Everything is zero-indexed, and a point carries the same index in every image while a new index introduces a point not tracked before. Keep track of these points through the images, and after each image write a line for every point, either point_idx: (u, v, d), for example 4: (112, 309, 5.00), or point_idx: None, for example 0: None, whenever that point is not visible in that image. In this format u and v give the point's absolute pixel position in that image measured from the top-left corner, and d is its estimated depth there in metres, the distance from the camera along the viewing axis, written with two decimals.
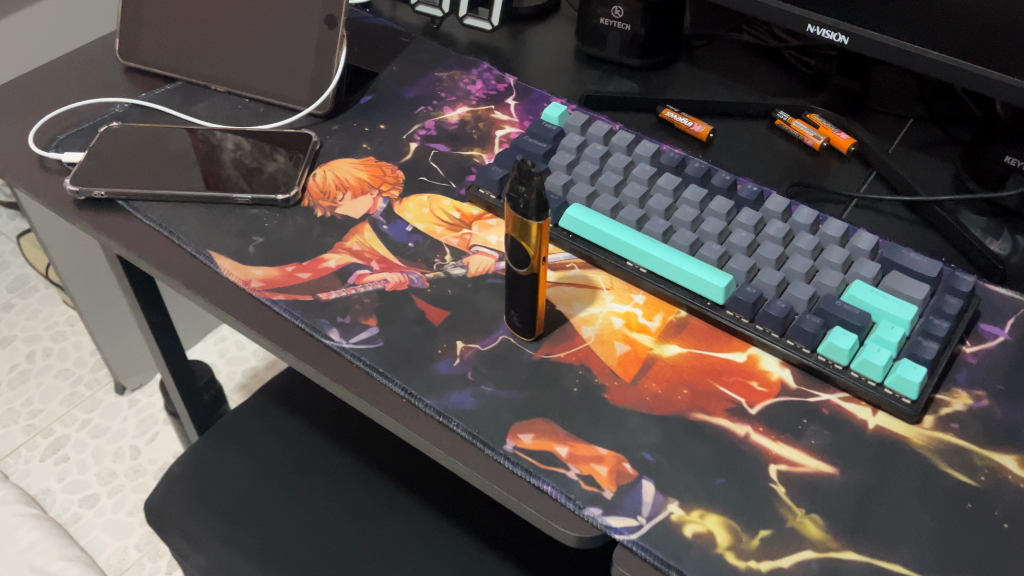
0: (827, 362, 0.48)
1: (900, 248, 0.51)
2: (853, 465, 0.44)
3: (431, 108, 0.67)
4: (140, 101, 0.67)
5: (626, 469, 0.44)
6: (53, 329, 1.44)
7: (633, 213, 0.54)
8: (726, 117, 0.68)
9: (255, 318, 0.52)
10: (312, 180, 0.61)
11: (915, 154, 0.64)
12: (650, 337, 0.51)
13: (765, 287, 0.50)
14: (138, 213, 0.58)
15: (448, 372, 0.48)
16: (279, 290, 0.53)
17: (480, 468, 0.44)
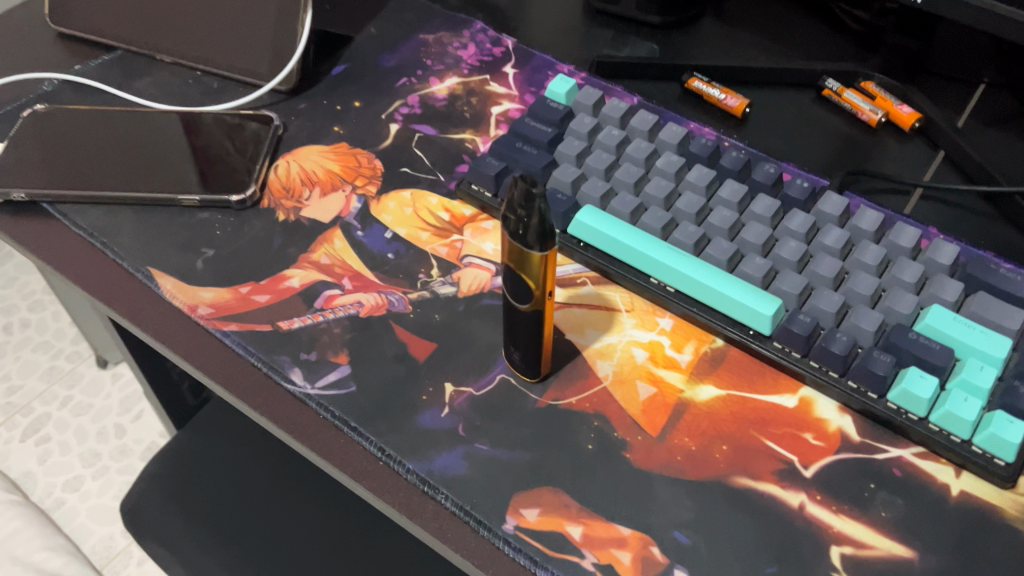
0: (899, 411, 0.39)
1: (988, 262, 0.42)
2: (933, 543, 0.36)
3: (415, 79, 0.57)
4: (72, 76, 0.57)
5: (653, 556, 0.35)
6: (31, 298, 1.22)
7: (658, 218, 0.45)
8: (761, 87, 0.58)
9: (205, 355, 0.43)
10: (273, 174, 0.52)
11: (990, 129, 0.54)
12: (680, 375, 0.42)
13: (821, 314, 0.41)
14: (66, 219, 0.49)
15: (433, 426, 0.40)
16: (230, 319, 0.44)
17: (474, 556, 0.36)
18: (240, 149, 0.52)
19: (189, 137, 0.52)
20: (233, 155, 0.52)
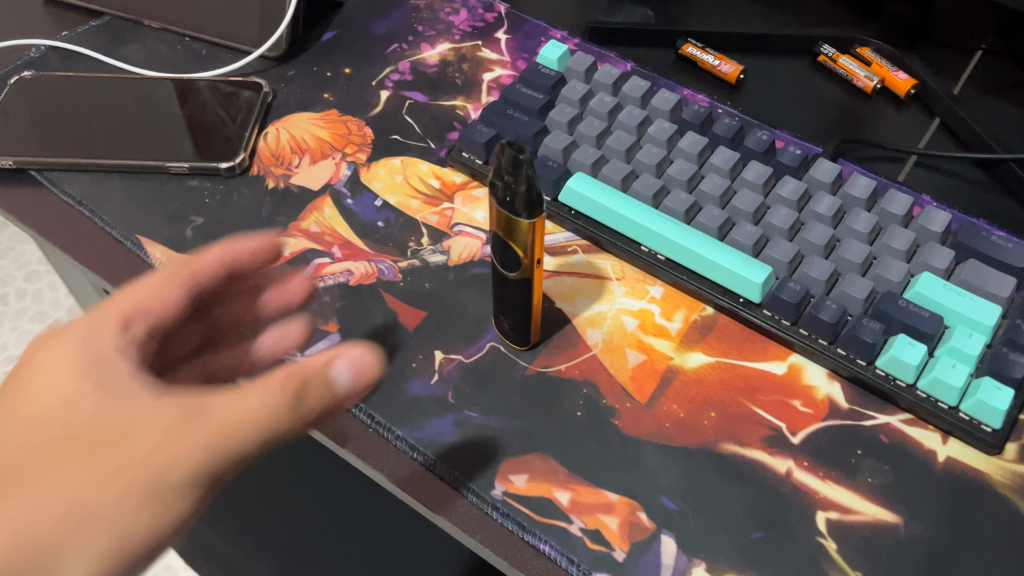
0: (887, 378, 0.39)
1: (980, 230, 0.42)
2: (920, 509, 0.36)
3: (406, 45, 0.57)
4: (58, 42, 0.56)
5: (641, 521, 0.36)
6: (26, 268, 1.19)
7: (649, 185, 0.44)
8: (756, 53, 0.57)
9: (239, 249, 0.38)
10: (263, 141, 0.51)
11: (987, 97, 0.53)
12: (670, 342, 0.42)
13: (811, 282, 0.41)
14: (54, 186, 0.48)
15: (423, 395, 0.40)
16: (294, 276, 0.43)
17: (462, 521, 0.36)
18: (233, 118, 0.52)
19: (176, 106, 0.52)
20: (227, 122, 0.52)
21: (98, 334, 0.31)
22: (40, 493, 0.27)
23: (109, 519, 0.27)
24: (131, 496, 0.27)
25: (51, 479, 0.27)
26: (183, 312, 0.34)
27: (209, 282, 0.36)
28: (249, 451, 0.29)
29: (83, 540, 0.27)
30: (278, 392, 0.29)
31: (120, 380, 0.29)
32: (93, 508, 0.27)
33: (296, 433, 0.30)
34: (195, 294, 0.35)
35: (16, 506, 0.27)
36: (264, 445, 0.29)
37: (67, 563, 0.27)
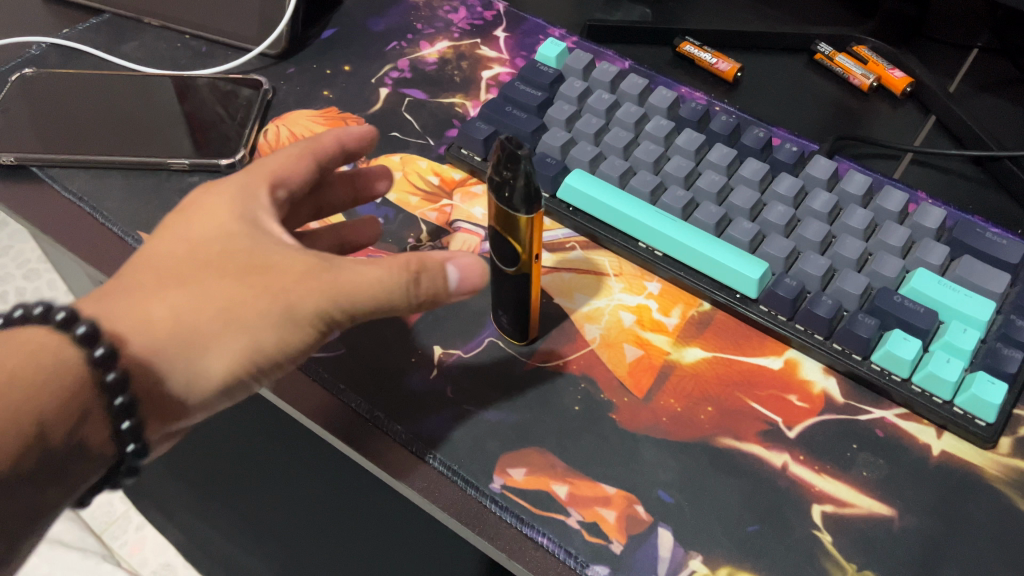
0: (882, 373, 0.39)
1: (975, 226, 0.42)
2: (914, 503, 0.36)
3: (405, 43, 0.57)
4: (60, 40, 0.57)
5: (638, 514, 0.36)
6: (26, 266, 1.16)
7: (647, 181, 0.45)
8: (753, 52, 0.57)
9: (349, 136, 0.41)
10: (263, 138, 0.51)
11: (982, 95, 0.54)
12: (667, 338, 0.42)
13: (807, 278, 0.41)
14: (55, 182, 0.48)
15: (422, 388, 0.40)
16: (374, 170, 0.45)
17: (461, 514, 0.36)
18: (231, 115, 0.52)
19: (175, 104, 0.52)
20: (225, 120, 0.52)
21: (253, 190, 0.36)
22: (191, 296, 0.33)
23: (246, 330, 0.33)
24: (270, 315, 0.33)
25: (209, 287, 0.33)
26: (309, 183, 0.39)
27: (329, 161, 0.40)
28: (365, 306, 0.34)
29: (225, 340, 0.33)
30: (395, 270, 0.34)
31: (265, 224, 0.35)
32: (241, 314, 0.33)
33: (411, 308, 0.35)
34: (318, 167, 0.39)
35: (180, 301, 0.33)
36: (377, 309, 0.34)
37: (209, 351, 0.33)
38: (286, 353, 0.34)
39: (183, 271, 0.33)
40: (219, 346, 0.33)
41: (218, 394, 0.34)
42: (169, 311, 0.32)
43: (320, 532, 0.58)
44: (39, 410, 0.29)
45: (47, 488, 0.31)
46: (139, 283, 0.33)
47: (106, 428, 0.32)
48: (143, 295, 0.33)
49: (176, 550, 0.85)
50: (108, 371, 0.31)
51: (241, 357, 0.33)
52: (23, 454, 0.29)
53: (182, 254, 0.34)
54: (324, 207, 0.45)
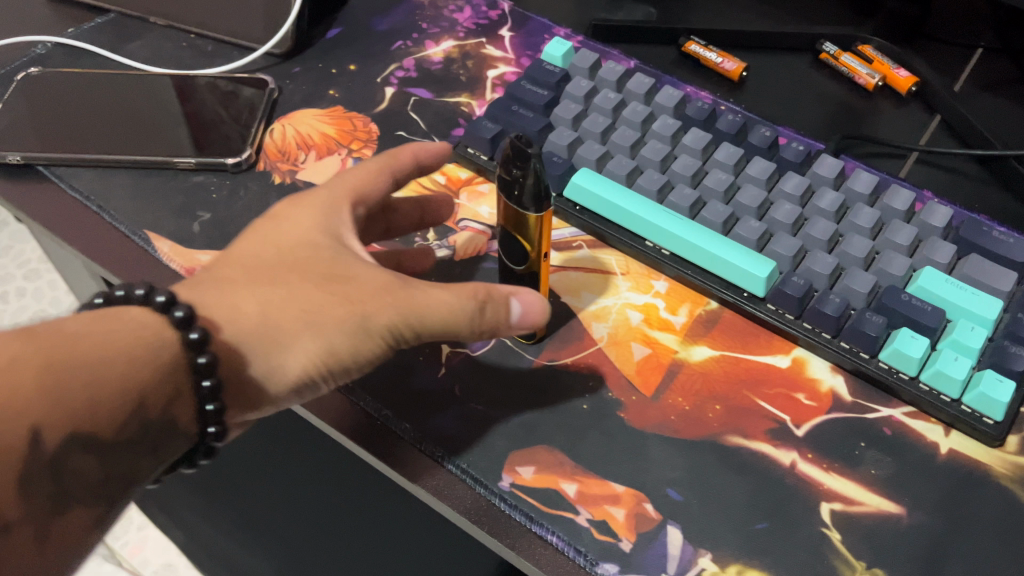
0: (890, 371, 0.39)
1: (982, 224, 0.42)
2: (923, 501, 0.36)
3: (410, 42, 0.57)
4: (65, 40, 0.57)
5: (647, 512, 0.36)
6: (26, 266, 1.16)
7: (654, 180, 0.45)
8: (757, 51, 0.58)
9: (425, 152, 0.43)
10: (269, 137, 0.52)
11: (987, 94, 0.54)
12: (675, 336, 0.42)
13: (814, 276, 0.41)
14: (61, 181, 0.48)
15: (430, 387, 0.40)
16: (442, 196, 0.46)
17: (470, 512, 0.36)
18: (234, 115, 0.52)
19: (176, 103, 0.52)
20: (227, 121, 0.52)
21: (339, 208, 0.39)
22: (279, 294, 0.34)
23: (324, 333, 0.34)
24: (348, 322, 0.34)
25: (295, 289, 0.34)
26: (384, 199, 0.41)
27: (404, 178, 0.42)
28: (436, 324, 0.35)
29: (302, 340, 0.34)
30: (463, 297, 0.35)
31: (348, 240, 0.37)
32: (323, 316, 0.34)
33: (474, 335, 0.36)
34: (393, 184, 0.42)
35: (268, 297, 0.34)
36: (444, 331, 0.36)
37: (289, 349, 0.34)
38: (357, 361, 0.35)
39: (272, 271, 0.35)
40: (297, 344, 0.34)
41: (287, 393, 0.35)
42: (258, 306, 0.34)
43: (325, 532, 0.58)
44: (139, 388, 0.30)
45: (140, 459, 0.31)
46: (229, 276, 0.35)
47: (192, 410, 0.32)
48: (233, 288, 0.34)
49: (178, 550, 0.85)
50: (199, 354, 0.31)
51: (316, 359, 0.34)
52: (123, 425, 0.29)
53: (272, 256, 0.36)
54: (392, 228, 0.45)
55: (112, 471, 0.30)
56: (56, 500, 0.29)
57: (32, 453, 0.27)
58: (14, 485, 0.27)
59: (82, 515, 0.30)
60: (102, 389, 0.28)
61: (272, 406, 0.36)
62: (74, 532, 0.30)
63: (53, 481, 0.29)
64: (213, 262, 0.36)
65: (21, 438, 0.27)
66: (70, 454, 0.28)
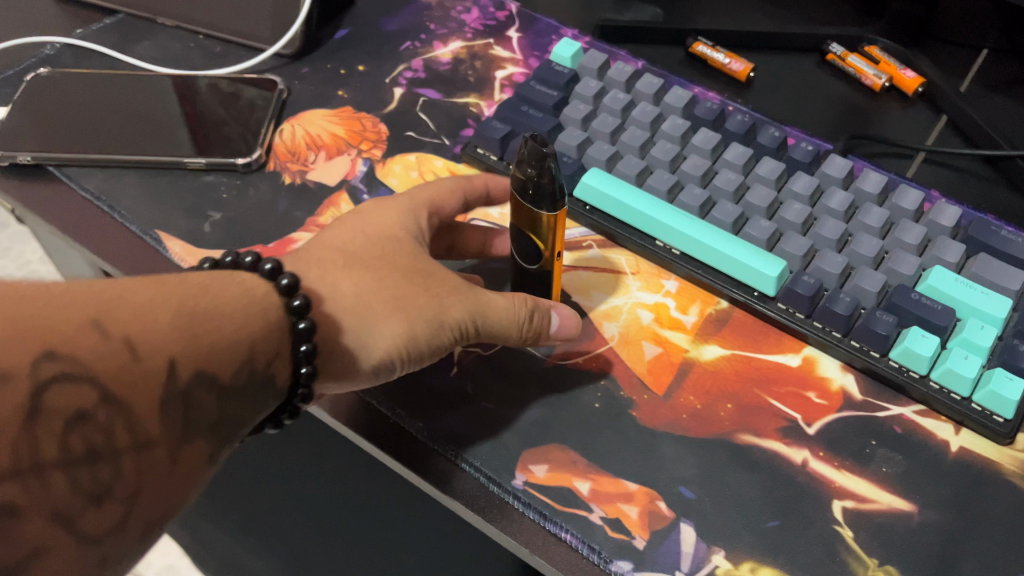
0: (900, 369, 0.40)
1: (991, 224, 0.43)
2: (934, 499, 0.36)
3: (418, 43, 0.57)
4: (74, 40, 0.57)
5: (660, 510, 0.36)
6: None
7: (664, 180, 0.45)
8: (763, 52, 0.58)
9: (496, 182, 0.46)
10: (278, 137, 0.52)
11: (993, 95, 0.54)
12: (686, 335, 0.42)
13: (824, 275, 0.42)
14: (72, 181, 0.48)
15: (442, 385, 0.41)
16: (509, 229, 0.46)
17: (484, 510, 0.36)
18: (236, 116, 0.52)
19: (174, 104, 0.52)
20: (228, 121, 0.52)
21: (416, 213, 0.41)
22: (370, 281, 0.37)
23: (411, 320, 0.37)
24: (429, 311, 0.37)
25: (384, 277, 0.37)
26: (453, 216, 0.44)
27: (472, 200, 0.45)
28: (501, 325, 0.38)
29: (387, 324, 0.37)
30: (524, 302, 0.39)
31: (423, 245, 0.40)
32: (410, 303, 0.37)
33: (521, 342, 0.39)
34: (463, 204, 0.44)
35: (363, 281, 0.37)
36: (501, 336, 0.39)
37: (377, 330, 0.36)
38: (431, 352, 0.38)
39: (365, 259, 0.38)
40: (386, 327, 0.36)
41: (367, 374, 0.37)
42: (353, 287, 0.37)
43: (333, 533, 0.58)
44: (251, 338, 0.31)
45: (249, 407, 0.32)
46: (324, 258, 0.38)
47: (289, 372, 0.33)
48: (331, 272, 0.37)
49: (180, 552, 0.85)
50: (300, 319, 0.34)
51: (400, 343, 0.37)
52: (239, 368, 0.31)
53: (362, 246, 0.39)
54: (454, 248, 0.45)
55: (227, 414, 0.31)
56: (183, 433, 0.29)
57: (169, 380, 0.28)
58: (155, 407, 0.28)
59: (205, 452, 0.30)
60: (223, 332, 0.30)
61: (348, 385, 0.37)
62: (191, 470, 0.29)
63: (181, 417, 0.29)
64: (304, 249, 0.39)
65: (163, 362, 0.28)
66: (197, 388, 0.29)
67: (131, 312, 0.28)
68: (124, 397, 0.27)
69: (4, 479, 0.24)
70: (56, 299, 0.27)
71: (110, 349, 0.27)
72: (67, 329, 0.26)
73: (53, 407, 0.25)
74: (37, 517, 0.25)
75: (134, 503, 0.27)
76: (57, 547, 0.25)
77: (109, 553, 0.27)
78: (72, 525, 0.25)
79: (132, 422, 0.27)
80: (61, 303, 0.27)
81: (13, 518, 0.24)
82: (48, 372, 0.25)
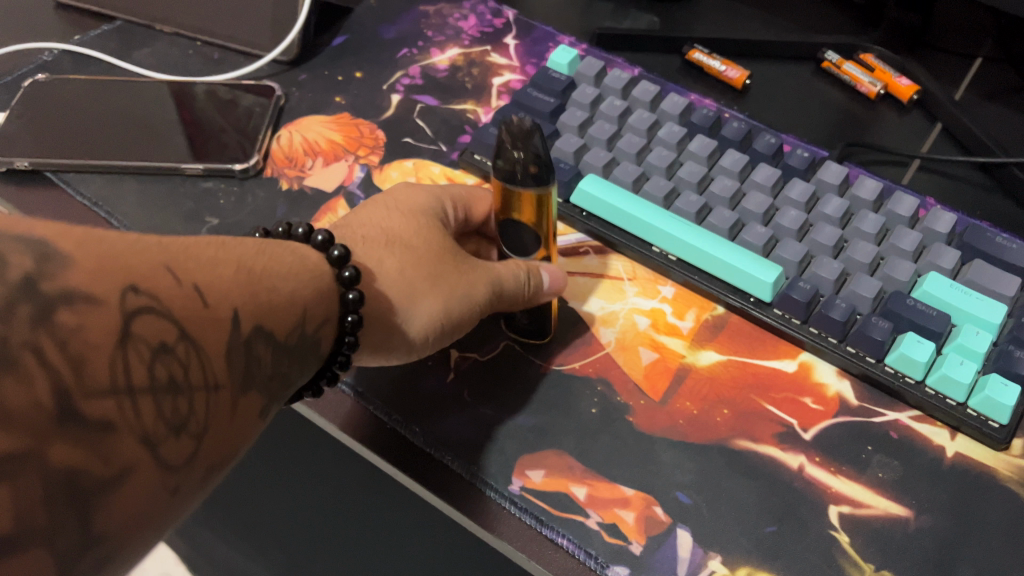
0: (896, 375, 0.40)
1: (986, 230, 0.43)
2: (931, 505, 0.36)
3: (416, 50, 0.58)
4: (72, 46, 0.57)
5: (657, 515, 0.36)
6: None
7: (660, 187, 0.45)
8: (759, 60, 0.58)
9: None
10: (276, 143, 0.52)
11: (989, 103, 0.54)
12: (682, 341, 0.42)
13: (820, 281, 0.42)
14: (68, 187, 0.48)
15: (440, 391, 0.41)
16: None
17: (480, 516, 0.36)
18: (234, 124, 0.52)
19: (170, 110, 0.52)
20: (225, 129, 0.52)
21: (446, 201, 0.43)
22: (408, 260, 0.39)
23: (446, 296, 0.38)
24: (459, 287, 0.39)
25: (422, 256, 0.39)
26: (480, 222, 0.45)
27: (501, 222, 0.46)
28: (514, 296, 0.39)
29: (425, 302, 0.38)
30: (532, 269, 0.40)
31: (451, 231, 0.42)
32: (445, 278, 0.39)
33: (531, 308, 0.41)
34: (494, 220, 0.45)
35: (402, 260, 0.38)
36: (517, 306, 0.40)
37: (416, 306, 0.38)
38: (461, 327, 0.39)
39: (404, 237, 0.39)
40: (424, 304, 0.38)
41: (404, 345, 0.38)
42: (395, 265, 0.38)
43: (329, 541, 0.58)
44: (304, 303, 0.33)
45: (295, 369, 0.33)
46: (367, 237, 0.39)
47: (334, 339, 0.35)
48: (375, 249, 0.39)
49: (176, 559, 0.85)
50: (350, 291, 0.35)
51: (436, 319, 0.38)
52: (292, 328, 0.32)
53: (400, 223, 0.40)
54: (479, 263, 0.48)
55: (278, 371, 0.32)
56: (244, 379, 0.30)
57: (235, 328, 0.29)
58: (223, 352, 0.29)
59: (257, 405, 0.31)
60: (280, 294, 0.32)
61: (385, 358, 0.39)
62: (250, 416, 0.30)
63: (244, 366, 0.30)
64: (345, 226, 0.40)
65: (228, 312, 0.29)
66: (256, 340, 0.30)
67: (199, 264, 0.29)
68: (197, 337, 0.28)
69: (102, 396, 0.24)
70: (127, 246, 0.28)
71: (185, 293, 0.28)
72: (145, 269, 0.27)
73: (141, 335, 0.26)
74: (129, 436, 0.25)
75: (201, 443, 0.28)
76: (142, 468, 0.25)
77: (180, 485, 0.27)
78: (156, 450, 0.26)
79: (204, 362, 0.28)
80: (134, 248, 0.28)
81: (107, 433, 0.24)
82: (134, 303, 0.26)
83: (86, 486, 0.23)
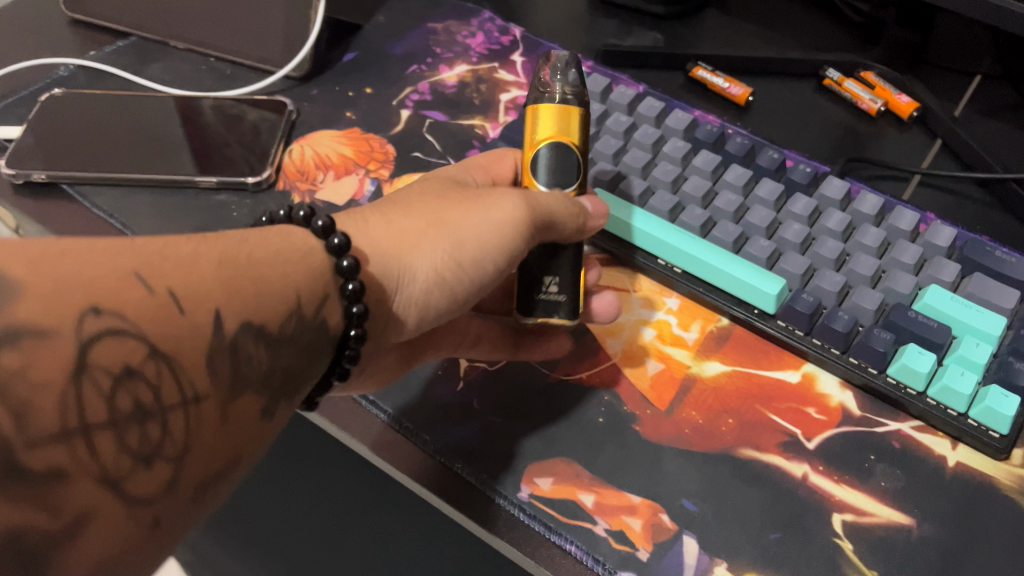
0: (898, 385, 0.40)
1: (985, 244, 0.44)
2: (933, 514, 0.37)
3: (425, 66, 0.59)
4: (87, 62, 0.58)
5: (664, 522, 0.37)
6: None
7: (665, 201, 0.46)
8: (761, 77, 0.59)
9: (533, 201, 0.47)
10: (288, 157, 0.53)
11: (987, 119, 0.55)
12: (687, 352, 0.43)
13: (823, 294, 0.43)
14: (84, 199, 0.49)
15: (451, 400, 0.41)
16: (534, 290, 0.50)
17: (490, 523, 0.37)
18: (247, 137, 0.53)
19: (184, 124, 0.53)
20: (239, 143, 0.53)
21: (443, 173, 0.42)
22: (402, 210, 0.37)
23: (454, 230, 0.36)
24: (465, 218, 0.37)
25: (416, 204, 0.37)
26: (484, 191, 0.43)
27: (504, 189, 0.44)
28: (528, 213, 0.37)
29: (430, 239, 0.36)
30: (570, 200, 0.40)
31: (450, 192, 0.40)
32: (448, 214, 0.37)
33: (563, 234, 0.39)
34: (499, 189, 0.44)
35: (394, 213, 0.37)
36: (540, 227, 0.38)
37: (418, 248, 0.36)
38: (475, 265, 0.37)
39: (397, 197, 0.38)
40: (425, 244, 0.36)
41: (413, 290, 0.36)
42: (383, 220, 0.36)
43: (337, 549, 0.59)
44: (294, 289, 0.31)
45: (301, 360, 0.32)
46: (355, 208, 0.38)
47: (341, 315, 0.33)
48: (360, 212, 0.37)
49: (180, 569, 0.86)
50: (343, 258, 0.33)
51: (444, 256, 0.36)
52: (286, 319, 0.31)
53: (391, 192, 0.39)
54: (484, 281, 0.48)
55: (277, 365, 0.31)
56: (234, 382, 0.29)
57: (216, 331, 0.28)
58: (201, 361, 0.28)
59: (256, 406, 0.30)
60: (266, 285, 0.30)
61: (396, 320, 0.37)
62: (248, 418, 0.29)
63: (232, 369, 0.29)
64: None
65: (209, 315, 0.28)
66: (245, 339, 0.29)
67: (176, 267, 0.28)
68: (172, 352, 0.27)
69: (47, 444, 0.23)
70: None
71: (156, 304, 0.26)
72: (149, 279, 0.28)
73: (99, 365, 0.25)
74: (83, 480, 0.24)
75: (183, 463, 0.27)
76: (105, 510, 0.24)
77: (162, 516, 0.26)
78: (118, 487, 0.25)
79: (179, 377, 0.27)
80: None
81: (54, 480, 0.24)
82: (92, 329, 0.25)
83: (34, 546, 0.23)
